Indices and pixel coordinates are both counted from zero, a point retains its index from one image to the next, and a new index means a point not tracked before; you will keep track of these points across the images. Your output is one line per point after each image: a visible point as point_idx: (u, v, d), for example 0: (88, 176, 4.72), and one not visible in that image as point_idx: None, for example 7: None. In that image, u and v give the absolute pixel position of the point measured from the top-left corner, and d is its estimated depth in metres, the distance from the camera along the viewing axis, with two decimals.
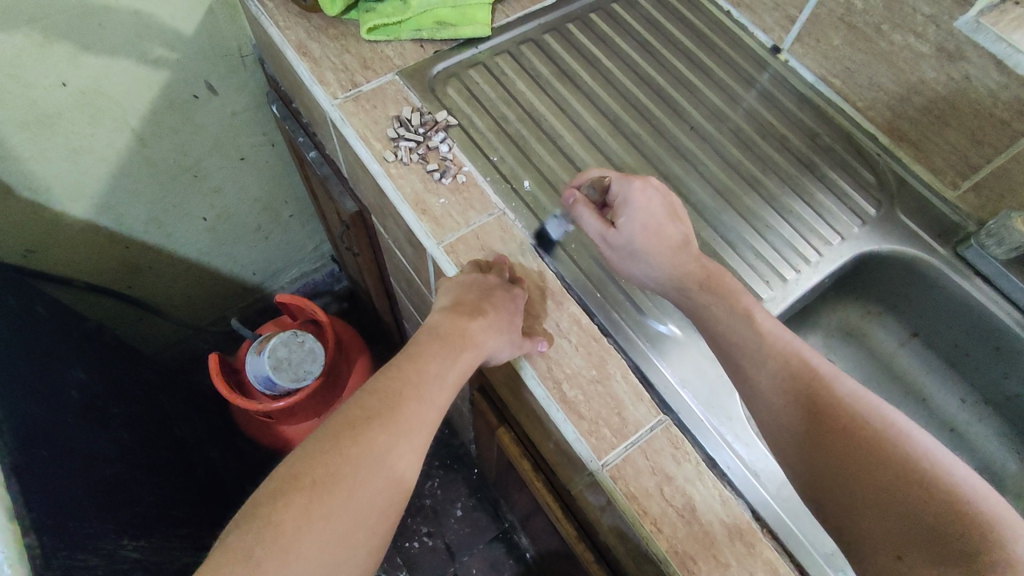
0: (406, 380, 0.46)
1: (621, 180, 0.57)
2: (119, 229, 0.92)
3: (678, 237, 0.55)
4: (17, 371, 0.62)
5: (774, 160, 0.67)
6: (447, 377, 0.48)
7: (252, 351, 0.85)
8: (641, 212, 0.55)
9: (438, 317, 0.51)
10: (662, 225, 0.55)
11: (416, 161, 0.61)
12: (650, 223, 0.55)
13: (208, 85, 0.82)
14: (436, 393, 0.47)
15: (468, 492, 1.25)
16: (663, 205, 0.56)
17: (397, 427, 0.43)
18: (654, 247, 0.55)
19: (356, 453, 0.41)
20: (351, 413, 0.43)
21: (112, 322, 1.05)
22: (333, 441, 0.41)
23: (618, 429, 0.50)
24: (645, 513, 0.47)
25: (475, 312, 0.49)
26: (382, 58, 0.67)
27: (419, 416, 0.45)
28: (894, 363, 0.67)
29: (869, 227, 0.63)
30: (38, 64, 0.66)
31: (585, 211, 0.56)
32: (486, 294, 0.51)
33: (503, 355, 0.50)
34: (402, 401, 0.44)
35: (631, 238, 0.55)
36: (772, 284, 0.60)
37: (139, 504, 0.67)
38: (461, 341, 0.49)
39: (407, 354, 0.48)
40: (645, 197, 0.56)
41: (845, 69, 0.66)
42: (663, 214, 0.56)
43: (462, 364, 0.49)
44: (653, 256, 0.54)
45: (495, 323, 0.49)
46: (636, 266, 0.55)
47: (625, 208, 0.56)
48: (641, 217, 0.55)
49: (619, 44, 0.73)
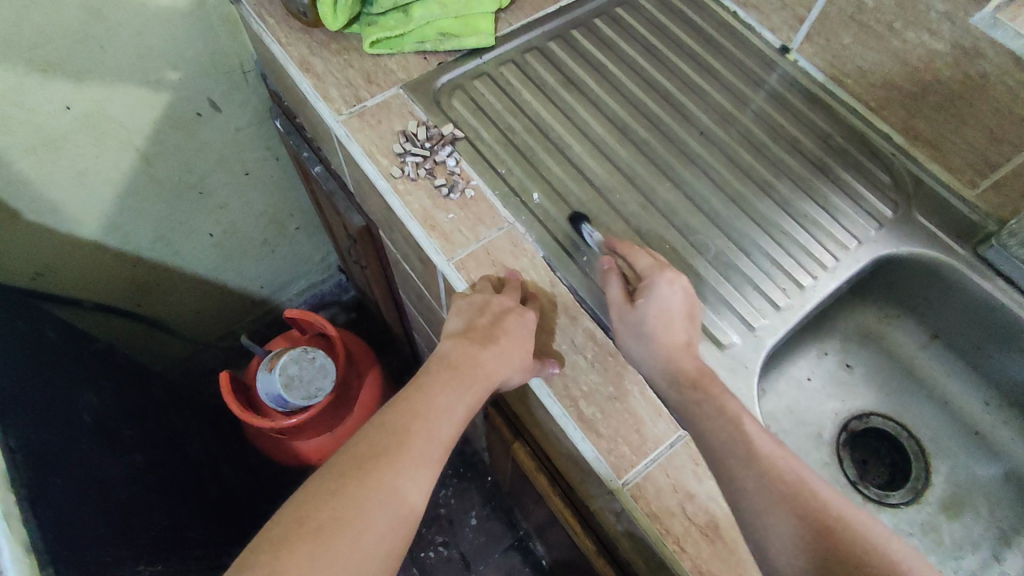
0: (415, 414, 0.45)
1: (659, 267, 0.53)
2: (127, 249, 0.92)
3: (683, 342, 0.50)
4: (29, 399, 0.61)
5: (786, 163, 0.65)
6: (456, 410, 0.47)
7: (263, 368, 0.84)
8: (661, 302, 0.51)
9: (449, 344, 0.51)
10: (676, 325, 0.51)
11: (423, 176, 0.60)
12: (666, 315, 0.51)
13: (211, 102, 0.82)
14: (444, 427, 0.46)
15: (482, 500, 1.24)
16: (686, 306, 0.51)
17: (404, 465, 0.42)
18: (657, 337, 0.50)
19: (360, 494, 0.40)
20: (358, 450, 0.43)
21: (121, 340, 1.05)
22: (338, 482, 0.41)
23: (637, 446, 0.49)
24: (668, 533, 0.46)
25: (487, 339, 0.49)
26: (386, 71, 0.66)
27: (426, 452, 0.44)
28: (913, 365, 0.66)
29: (887, 228, 0.62)
30: (41, 90, 0.66)
31: (614, 278, 0.53)
32: (497, 318, 0.50)
33: (516, 381, 0.50)
34: (409, 437, 0.44)
35: (640, 317, 0.51)
36: (789, 292, 0.59)
37: (154, 528, 0.66)
38: (471, 370, 0.49)
39: (416, 386, 0.48)
40: (671, 290, 0.52)
41: (856, 69, 0.65)
42: (685, 314, 0.51)
43: (473, 395, 0.48)
44: (654, 347, 0.50)
45: (505, 351, 0.49)
46: (631, 343, 0.51)
47: (648, 290, 0.52)
48: (659, 310, 0.51)
49: (624, 49, 0.72)
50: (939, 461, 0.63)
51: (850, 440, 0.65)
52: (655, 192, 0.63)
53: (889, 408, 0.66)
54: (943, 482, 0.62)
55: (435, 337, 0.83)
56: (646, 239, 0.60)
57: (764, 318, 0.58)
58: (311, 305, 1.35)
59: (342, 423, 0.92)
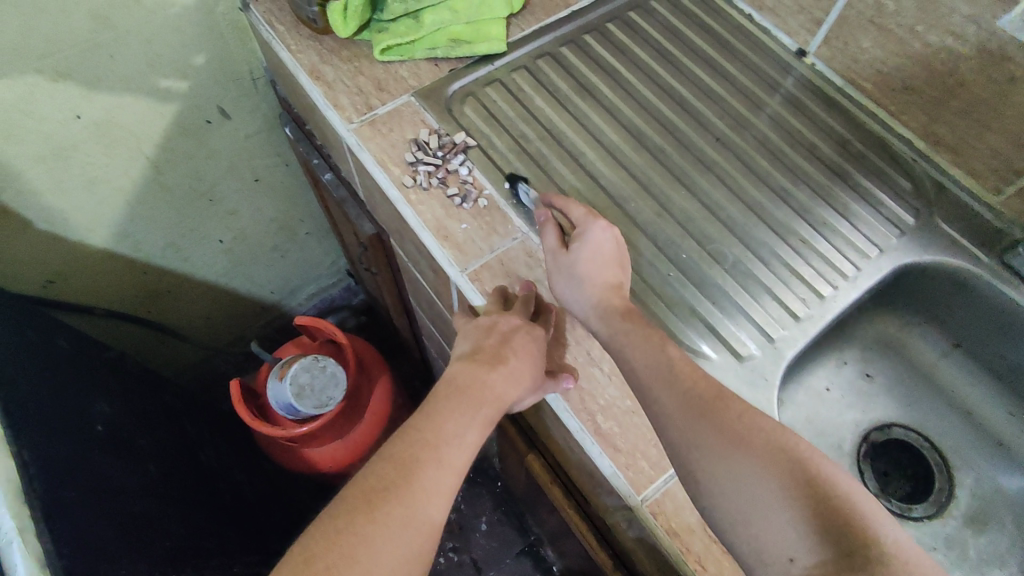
0: (424, 442, 0.44)
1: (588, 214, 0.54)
2: (137, 256, 0.92)
3: (613, 284, 0.52)
4: (43, 411, 0.61)
5: (804, 169, 0.64)
6: (466, 435, 0.46)
7: (274, 377, 0.84)
8: (592, 249, 0.52)
9: (457, 367, 0.50)
10: (604, 268, 0.52)
11: (435, 186, 0.59)
12: (598, 260, 0.52)
13: (220, 110, 0.81)
14: (455, 454, 0.45)
15: (493, 506, 1.23)
16: (615, 251, 0.52)
17: (413, 497, 0.42)
18: (593, 282, 0.51)
19: (368, 529, 0.40)
20: (367, 483, 0.42)
21: (132, 347, 1.05)
22: (346, 517, 0.40)
23: (656, 462, 0.48)
24: (688, 551, 0.45)
25: (495, 360, 0.49)
26: (397, 78, 0.66)
27: (437, 482, 0.43)
28: (935, 375, 0.65)
29: (908, 237, 0.61)
30: (50, 100, 0.66)
31: (549, 230, 0.54)
32: (505, 338, 0.50)
33: (527, 400, 0.49)
34: (418, 467, 0.43)
35: (574, 263, 0.52)
36: (809, 303, 0.58)
37: (168, 539, 0.66)
38: (480, 394, 0.48)
39: (425, 411, 0.47)
40: (601, 235, 0.53)
41: (876, 73, 0.64)
42: (613, 257, 0.53)
43: (484, 419, 0.47)
44: (592, 292, 0.51)
45: (514, 371, 0.48)
46: (566, 287, 0.52)
47: (581, 238, 0.53)
48: (593, 256, 0.52)
49: (638, 54, 0.71)
50: (962, 472, 0.62)
51: (871, 451, 0.64)
52: (671, 200, 0.62)
53: (911, 419, 0.65)
54: (967, 496, 0.61)
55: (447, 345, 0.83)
56: (662, 248, 0.59)
57: (784, 329, 0.57)
58: (320, 310, 1.35)
59: (351, 430, 0.92)
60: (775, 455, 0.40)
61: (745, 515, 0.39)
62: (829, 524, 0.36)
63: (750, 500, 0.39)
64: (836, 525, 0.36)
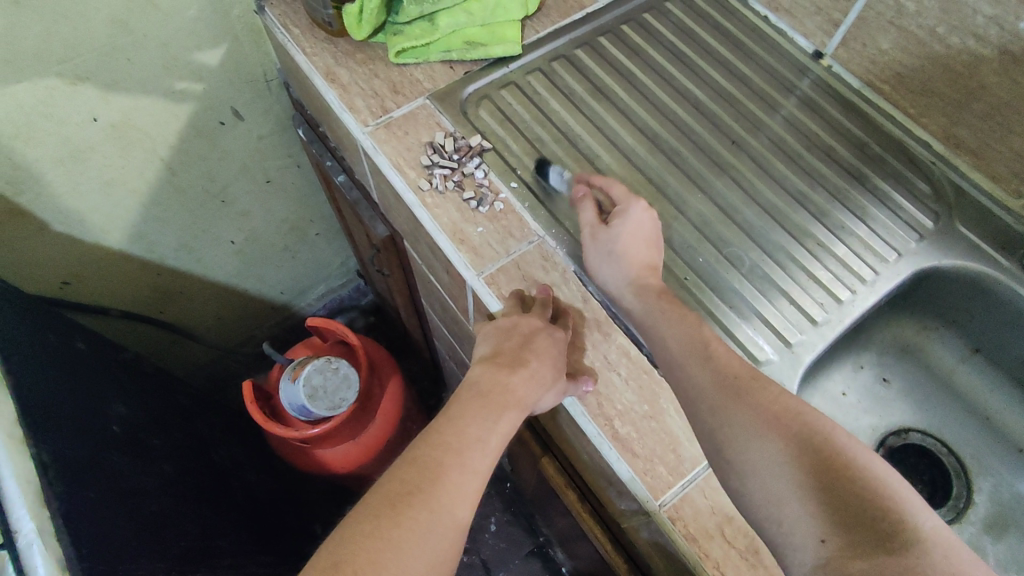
0: (447, 446, 0.44)
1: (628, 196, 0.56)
2: (151, 257, 0.92)
3: (649, 264, 0.53)
4: (62, 411, 0.62)
5: (822, 172, 0.64)
6: (488, 439, 0.46)
7: (288, 377, 0.84)
8: (632, 227, 0.54)
9: (478, 370, 0.50)
10: (642, 248, 0.54)
11: (451, 189, 0.59)
12: (636, 239, 0.54)
13: (234, 111, 0.82)
14: (478, 459, 0.45)
15: (502, 506, 1.23)
16: (654, 233, 0.54)
17: (438, 501, 0.42)
18: (628, 257, 0.53)
19: (395, 534, 0.40)
20: (392, 487, 0.42)
21: (145, 347, 1.06)
22: (372, 522, 0.40)
23: (674, 467, 0.48)
24: (707, 557, 0.45)
25: (516, 362, 0.49)
26: (412, 81, 0.66)
27: (461, 486, 0.43)
28: (954, 379, 0.64)
29: (927, 241, 0.60)
30: (69, 102, 0.66)
31: (587, 205, 0.56)
32: (526, 341, 0.49)
33: (548, 403, 0.49)
34: (443, 471, 0.43)
35: (612, 239, 0.54)
36: (827, 307, 0.58)
37: (184, 538, 0.66)
38: (502, 397, 0.48)
39: (447, 415, 0.47)
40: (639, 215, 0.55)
41: (895, 75, 0.63)
42: (651, 238, 0.54)
43: (506, 423, 0.47)
44: (625, 266, 0.53)
45: (536, 374, 0.48)
46: (602, 262, 0.54)
47: (623, 215, 0.55)
48: (631, 233, 0.54)
49: (653, 56, 0.70)
50: (982, 478, 0.62)
51: (889, 457, 0.64)
52: (687, 204, 0.61)
53: (930, 424, 0.65)
54: (985, 501, 0.60)
55: (460, 347, 0.83)
56: (678, 251, 0.59)
57: (802, 334, 0.56)
58: (330, 310, 1.35)
59: (364, 430, 0.92)
60: (800, 437, 0.39)
61: (777, 494, 0.38)
62: (854, 506, 0.36)
63: (770, 480, 0.39)
64: (861, 508, 0.36)
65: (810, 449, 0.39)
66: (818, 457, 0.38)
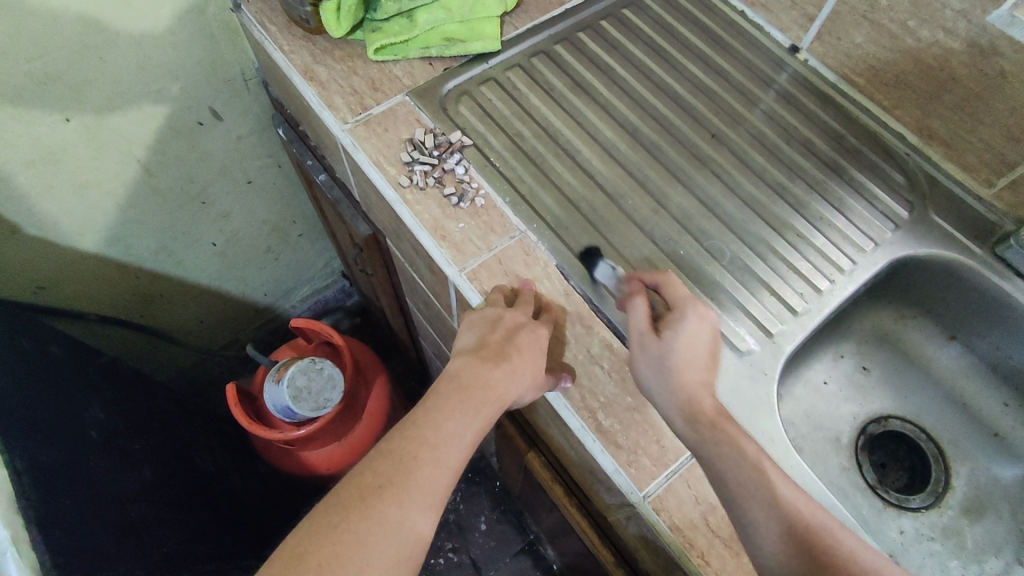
0: (422, 440, 0.44)
1: (685, 304, 0.50)
2: (129, 260, 0.91)
3: (700, 386, 0.47)
4: (36, 416, 0.60)
5: (799, 164, 0.65)
6: (465, 435, 0.46)
7: (271, 380, 0.83)
8: (689, 338, 0.48)
9: (460, 363, 0.50)
10: (698, 363, 0.48)
11: (432, 185, 0.59)
12: (692, 352, 0.48)
13: (212, 111, 0.81)
14: (452, 454, 0.45)
15: (491, 505, 1.23)
16: (712, 347, 0.48)
17: (410, 495, 0.41)
18: (677, 373, 0.47)
19: (363, 527, 0.39)
20: (363, 479, 0.42)
21: (125, 352, 1.04)
22: (341, 514, 0.40)
23: (658, 457, 0.48)
24: (692, 546, 0.45)
25: (499, 357, 0.49)
26: (391, 78, 0.65)
27: (433, 481, 0.43)
28: (932, 365, 0.65)
29: (903, 230, 0.61)
30: (39, 104, 0.65)
31: (639, 306, 0.50)
32: (509, 336, 0.49)
33: (528, 398, 0.49)
34: (415, 465, 0.43)
35: (664, 348, 0.48)
36: (806, 297, 0.58)
37: (165, 544, 0.65)
38: (482, 392, 0.48)
39: (424, 409, 0.47)
40: (695, 329, 0.49)
41: (869, 68, 0.64)
42: (709, 354, 0.48)
43: (484, 417, 0.47)
44: (672, 384, 0.46)
45: (516, 369, 0.48)
46: (650, 373, 0.48)
47: (680, 322, 0.49)
48: (685, 352, 0.48)
49: (632, 51, 0.71)
50: (959, 463, 0.63)
51: (869, 443, 0.65)
52: (668, 198, 0.62)
53: (908, 411, 0.66)
54: (964, 486, 0.61)
55: (445, 346, 0.83)
56: (660, 244, 0.59)
57: (783, 324, 0.57)
58: (315, 311, 1.34)
59: (348, 431, 0.91)
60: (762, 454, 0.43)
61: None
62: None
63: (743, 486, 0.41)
64: None
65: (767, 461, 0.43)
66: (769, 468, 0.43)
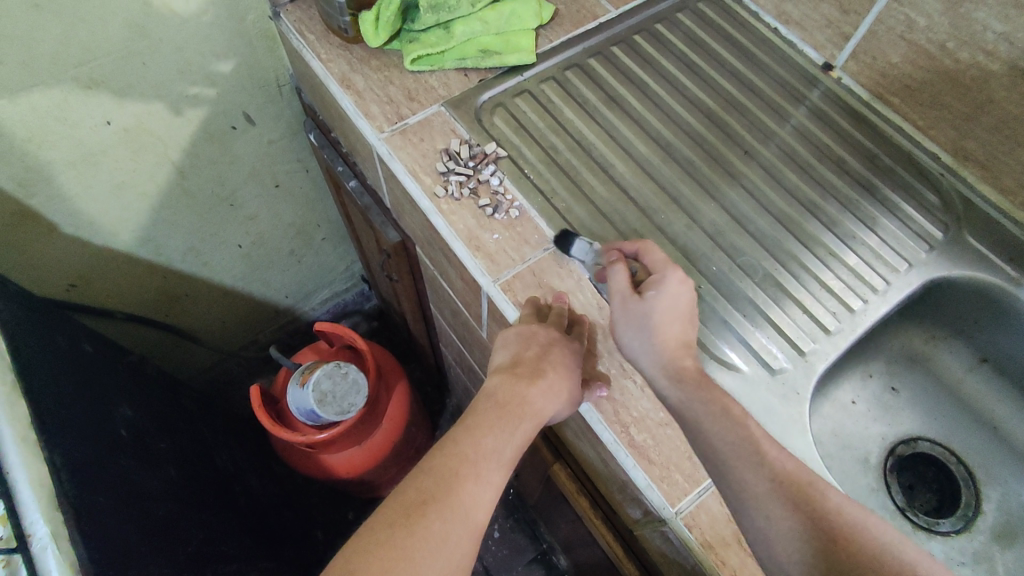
0: (463, 457, 0.45)
1: (664, 267, 0.51)
2: (158, 261, 0.92)
3: (682, 344, 0.49)
4: (75, 410, 0.62)
5: (832, 182, 0.65)
6: (504, 451, 0.46)
7: (296, 383, 0.84)
8: (669, 301, 0.50)
9: (496, 381, 0.51)
10: (678, 326, 0.49)
11: (467, 196, 0.59)
12: (672, 314, 0.50)
13: (246, 116, 0.82)
14: (493, 470, 0.45)
15: (504, 512, 1.22)
16: (690, 308, 0.50)
17: (453, 511, 0.42)
18: (657, 333, 0.49)
19: (409, 542, 0.39)
20: (407, 496, 0.42)
21: (148, 350, 1.06)
22: (387, 530, 0.40)
23: (690, 474, 0.48)
24: (724, 564, 0.45)
25: (534, 374, 0.50)
26: (427, 88, 0.66)
27: (475, 497, 0.43)
28: (963, 387, 0.65)
29: (936, 251, 0.61)
30: (83, 107, 0.66)
31: (619, 271, 0.51)
32: (544, 352, 0.50)
33: (562, 414, 0.50)
34: (457, 481, 0.43)
35: (646, 310, 0.49)
36: (839, 317, 0.58)
37: (191, 543, 0.66)
38: (520, 409, 0.48)
39: (464, 425, 0.47)
40: (675, 293, 0.50)
41: (904, 88, 0.64)
42: (688, 314, 0.50)
43: (521, 434, 0.48)
44: (654, 343, 0.49)
45: (552, 386, 0.49)
46: (632, 336, 0.50)
47: (658, 285, 0.50)
48: (666, 309, 0.49)
49: (665, 66, 0.71)
50: (989, 487, 0.62)
51: (898, 465, 0.64)
52: (701, 213, 0.62)
53: (938, 433, 0.65)
54: (995, 510, 0.61)
55: (469, 354, 0.83)
56: (692, 259, 0.59)
57: (815, 343, 0.57)
58: (334, 314, 1.35)
59: (369, 436, 0.92)
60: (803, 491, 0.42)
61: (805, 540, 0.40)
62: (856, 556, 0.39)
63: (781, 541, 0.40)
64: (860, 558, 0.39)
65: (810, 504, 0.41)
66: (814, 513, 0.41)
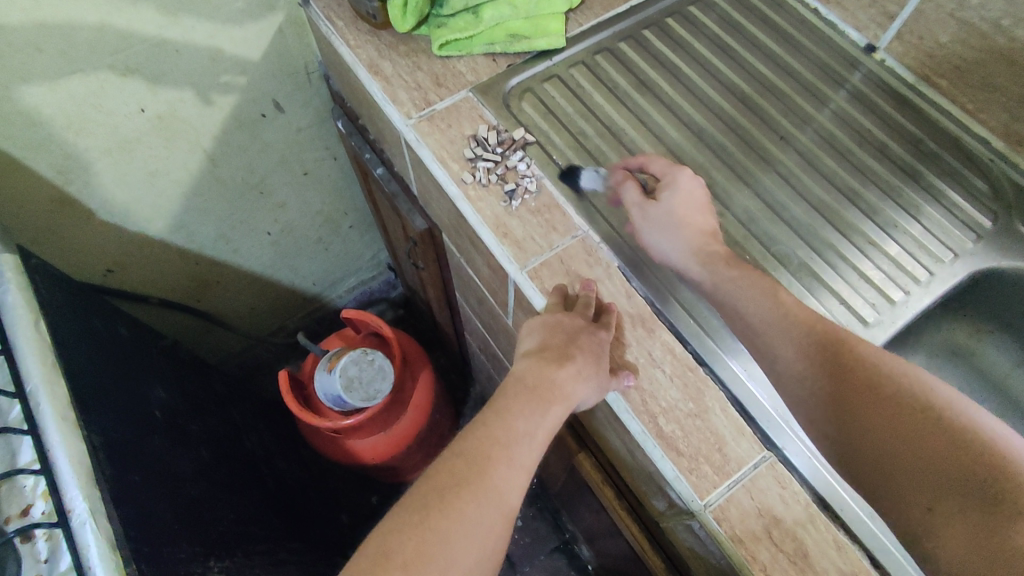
0: (495, 440, 0.44)
1: (669, 168, 0.58)
2: (190, 248, 0.93)
3: (707, 231, 0.55)
4: (111, 391, 0.63)
5: (874, 169, 0.62)
6: (536, 435, 0.46)
7: (323, 368, 0.85)
8: (684, 195, 0.56)
9: (524, 366, 0.50)
10: (699, 216, 0.56)
11: (494, 182, 0.59)
12: (691, 207, 0.56)
13: (275, 103, 0.82)
14: (525, 454, 0.45)
15: (527, 501, 1.22)
16: (705, 197, 0.56)
17: (486, 495, 0.42)
18: (683, 230, 0.54)
19: (444, 527, 0.39)
20: (439, 480, 0.42)
21: (180, 334, 1.08)
22: (421, 514, 0.40)
23: (719, 466, 0.47)
24: (754, 559, 0.44)
25: (562, 359, 0.49)
26: (455, 74, 0.65)
27: (507, 481, 0.43)
28: (1008, 385, 0.62)
29: (985, 242, 0.59)
30: (119, 95, 0.67)
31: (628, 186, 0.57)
32: (571, 337, 0.49)
33: (591, 400, 0.49)
34: (489, 465, 0.43)
35: (665, 210, 0.55)
36: (879, 308, 0.56)
37: (222, 523, 0.67)
38: (548, 393, 0.48)
39: (494, 409, 0.47)
40: (687, 187, 0.56)
41: (953, 69, 0.61)
42: (703, 205, 0.56)
43: (551, 418, 0.47)
44: (685, 238, 0.54)
45: (583, 370, 0.48)
46: (660, 236, 0.55)
47: (672, 186, 0.56)
48: (684, 204, 0.56)
49: (697, 48, 0.69)
50: None
51: None
52: (734, 201, 0.60)
53: None
54: None
55: (495, 343, 0.83)
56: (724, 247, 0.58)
57: None
58: (360, 302, 1.36)
59: (394, 422, 0.93)
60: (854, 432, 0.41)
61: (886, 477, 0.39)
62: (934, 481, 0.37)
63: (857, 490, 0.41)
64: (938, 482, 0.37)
65: (918, 418, 0.40)
66: (889, 444, 0.40)
